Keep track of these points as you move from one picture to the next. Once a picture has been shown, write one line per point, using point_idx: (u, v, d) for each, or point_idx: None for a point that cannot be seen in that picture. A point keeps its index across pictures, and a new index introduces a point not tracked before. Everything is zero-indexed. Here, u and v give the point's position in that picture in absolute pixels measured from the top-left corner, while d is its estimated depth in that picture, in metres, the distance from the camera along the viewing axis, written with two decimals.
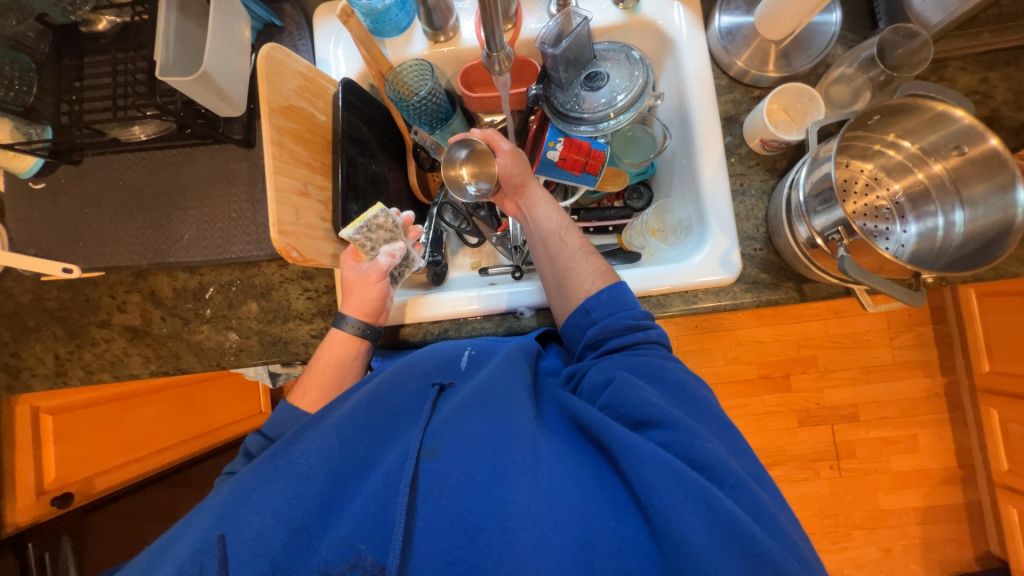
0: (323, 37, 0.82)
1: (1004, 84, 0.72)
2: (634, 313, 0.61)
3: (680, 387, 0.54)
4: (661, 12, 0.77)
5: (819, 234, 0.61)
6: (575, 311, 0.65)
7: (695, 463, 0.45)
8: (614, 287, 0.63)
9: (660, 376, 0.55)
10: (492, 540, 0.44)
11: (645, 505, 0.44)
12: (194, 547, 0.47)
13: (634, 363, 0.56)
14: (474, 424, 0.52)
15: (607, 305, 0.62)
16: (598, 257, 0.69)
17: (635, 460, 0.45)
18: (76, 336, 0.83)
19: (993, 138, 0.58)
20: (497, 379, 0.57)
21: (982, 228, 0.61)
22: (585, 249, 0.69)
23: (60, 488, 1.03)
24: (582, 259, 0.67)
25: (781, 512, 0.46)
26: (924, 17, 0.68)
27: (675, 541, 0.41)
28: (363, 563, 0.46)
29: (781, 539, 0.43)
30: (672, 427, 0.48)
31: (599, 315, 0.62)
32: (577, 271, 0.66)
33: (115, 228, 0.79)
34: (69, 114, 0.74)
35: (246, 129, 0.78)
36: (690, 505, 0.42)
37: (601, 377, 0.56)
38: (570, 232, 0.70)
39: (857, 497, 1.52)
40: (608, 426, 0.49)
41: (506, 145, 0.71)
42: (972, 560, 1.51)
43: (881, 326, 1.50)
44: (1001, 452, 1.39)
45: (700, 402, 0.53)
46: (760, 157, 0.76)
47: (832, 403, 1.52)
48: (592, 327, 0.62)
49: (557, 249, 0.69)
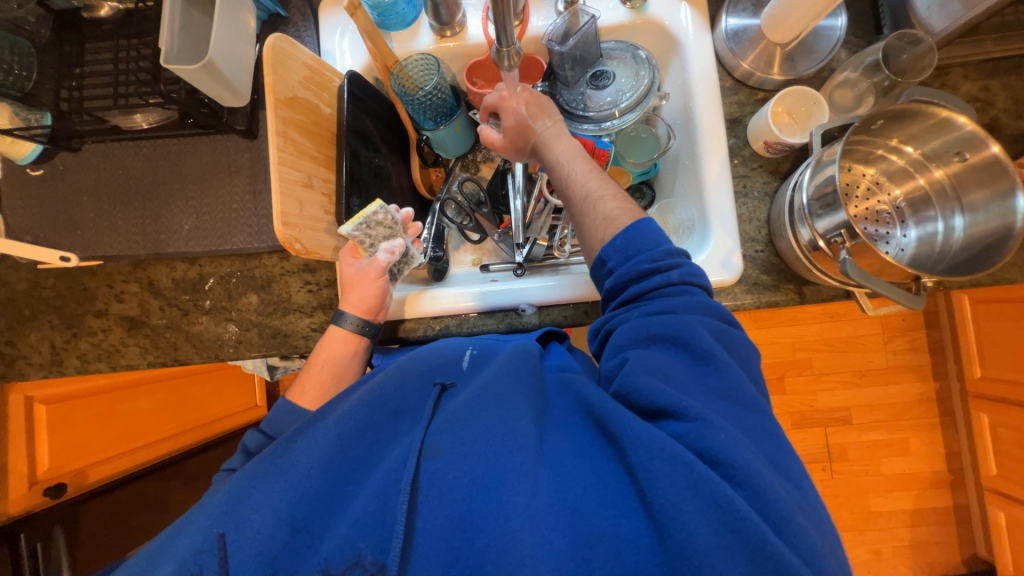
0: (329, 29, 0.81)
1: (1004, 92, 0.73)
2: (652, 253, 0.57)
3: (704, 355, 0.52)
4: (668, 12, 0.78)
5: (822, 237, 0.61)
6: (594, 262, 0.63)
7: (705, 457, 0.45)
8: (629, 229, 0.59)
9: (682, 344, 0.53)
10: (492, 539, 0.44)
11: (650, 502, 0.44)
12: (195, 545, 0.47)
13: (652, 334, 0.54)
14: (477, 423, 0.52)
15: (624, 250, 0.59)
16: (613, 197, 0.63)
17: (643, 455, 0.46)
18: (73, 325, 0.82)
19: (994, 145, 0.59)
20: (498, 381, 0.57)
21: (981, 234, 0.62)
22: (598, 191, 0.64)
23: (53, 478, 1.01)
24: (592, 208, 0.63)
25: (798, 511, 0.45)
26: (929, 25, 0.68)
27: (680, 543, 0.41)
28: (362, 562, 0.46)
29: (790, 537, 0.43)
30: (686, 416, 0.48)
31: (616, 264, 0.59)
32: (591, 217, 0.63)
33: (113, 218, 0.78)
34: (69, 101, 0.74)
35: (249, 119, 0.77)
36: (696, 504, 0.42)
37: (616, 362, 0.56)
38: (581, 177, 0.65)
39: (848, 498, 1.53)
40: (619, 415, 0.49)
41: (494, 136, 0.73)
42: (959, 563, 1.53)
43: (875, 330, 1.52)
44: (990, 456, 1.41)
45: (725, 372, 0.51)
46: (763, 159, 0.77)
47: (825, 406, 1.53)
48: (610, 277, 0.60)
49: (570, 198, 0.66)
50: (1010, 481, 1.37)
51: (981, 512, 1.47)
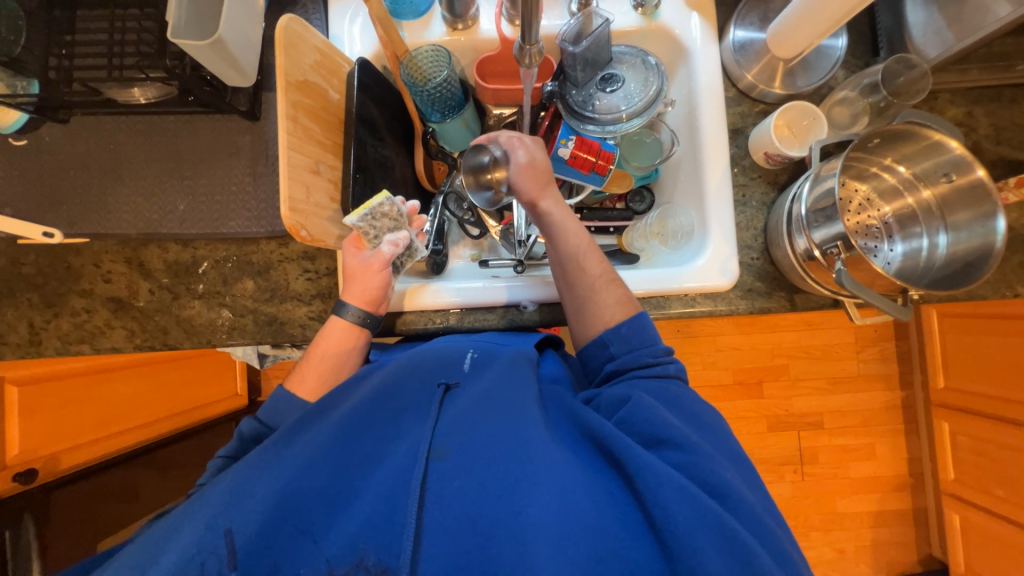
0: (338, 14, 0.80)
1: (987, 119, 0.77)
2: (653, 350, 0.63)
3: (695, 415, 0.57)
4: (679, 21, 0.79)
5: (819, 247, 0.64)
6: (592, 344, 0.66)
7: (710, 487, 0.49)
8: (633, 323, 0.64)
9: (678, 403, 0.58)
10: (505, 549, 0.45)
11: (659, 529, 0.46)
12: (196, 544, 0.46)
13: (656, 391, 0.58)
14: (486, 428, 0.53)
15: (627, 339, 0.64)
16: (620, 284, 0.68)
17: (651, 482, 0.47)
18: (54, 304, 0.78)
19: (980, 169, 0.63)
20: (504, 384, 0.58)
21: (964, 252, 0.66)
22: (605, 277, 0.68)
23: (24, 464, 0.96)
24: (603, 288, 0.67)
25: (785, 536, 0.50)
26: (923, 50, 0.72)
27: (691, 568, 0.43)
28: (366, 563, 0.46)
29: (780, 559, 0.47)
30: (689, 451, 0.51)
31: (618, 351, 0.64)
32: (596, 300, 0.67)
33: (104, 194, 0.75)
34: (57, 69, 0.71)
35: (252, 100, 0.76)
36: (706, 533, 0.45)
37: (618, 394, 0.58)
38: (593, 256, 0.69)
39: (817, 500, 1.60)
40: (624, 443, 0.50)
41: (523, 157, 0.69)
42: (915, 562, 1.62)
43: (849, 339, 1.59)
44: (948, 462, 1.49)
45: (715, 430, 0.57)
46: (762, 170, 0.79)
47: (800, 410, 1.60)
48: (610, 361, 0.64)
49: (577, 274, 0.68)
50: (965, 486, 1.45)
51: (938, 514, 1.56)
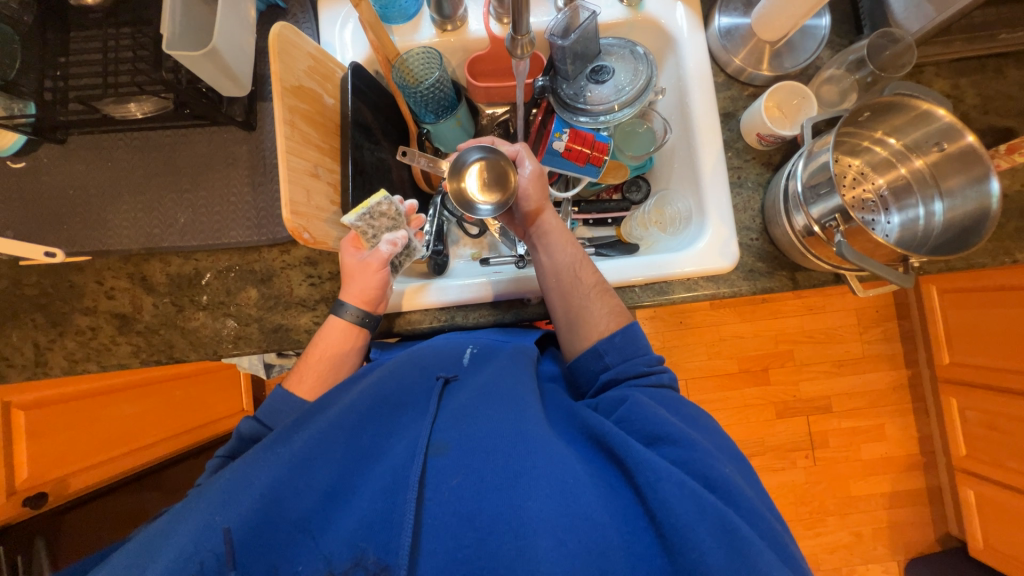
0: (329, 21, 0.81)
1: (973, 89, 0.78)
2: (648, 359, 0.64)
3: (693, 417, 0.58)
4: (664, 11, 0.81)
5: (817, 222, 0.65)
6: (586, 353, 0.66)
7: (710, 481, 0.49)
8: (625, 333, 0.65)
9: (676, 406, 0.59)
10: (504, 544, 0.44)
11: (659, 521, 0.46)
12: (196, 541, 0.45)
13: (653, 394, 0.60)
14: (485, 421, 0.53)
15: (621, 349, 0.64)
16: (612, 295, 0.69)
17: (651, 475, 0.47)
18: (59, 324, 0.78)
19: (971, 134, 0.63)
20: (501, 381, 0.59)
21: (961, 217, 0.67)
22: (599, 287, 0.69)
23: (32, 488, 0.96)
24: (597, 298, 0.68)
25: (782, 529, 0.50)
26: (905, 25, 0.73)
27: (692, 559, 0.43)
28: (365, 562, 0.45)
29: (782, 554, 0.47)
30: (688, 447, 0.51)
31: (613, 360, 0.64)
32: (590, 310, 0.68)
33: (104, 212, 0.75)
34: (53, 90, 0.71)
35: (247, 110, 0.76)
36: (708, 526, 0.44)
37: (617, 396, 0.59)
38: (586, 268, 0.71)
39: (830, 484, 1.60)
40: (624, 439, 0.51)
41: (529, 167, 0.75)
42: (933, 541, 1.61)
43: (851, 321, 1.59)
44: (959, 437, 1.49)
45: (712, 431, 0.58)
46: (755, 151, 0.80)
47: (808, 395, 1.60)
48: (606, 371, 0.64)
49: (572, 284, 0.69)
50: (977, 461, 1.45)
51: (952, 491, 1.56)
